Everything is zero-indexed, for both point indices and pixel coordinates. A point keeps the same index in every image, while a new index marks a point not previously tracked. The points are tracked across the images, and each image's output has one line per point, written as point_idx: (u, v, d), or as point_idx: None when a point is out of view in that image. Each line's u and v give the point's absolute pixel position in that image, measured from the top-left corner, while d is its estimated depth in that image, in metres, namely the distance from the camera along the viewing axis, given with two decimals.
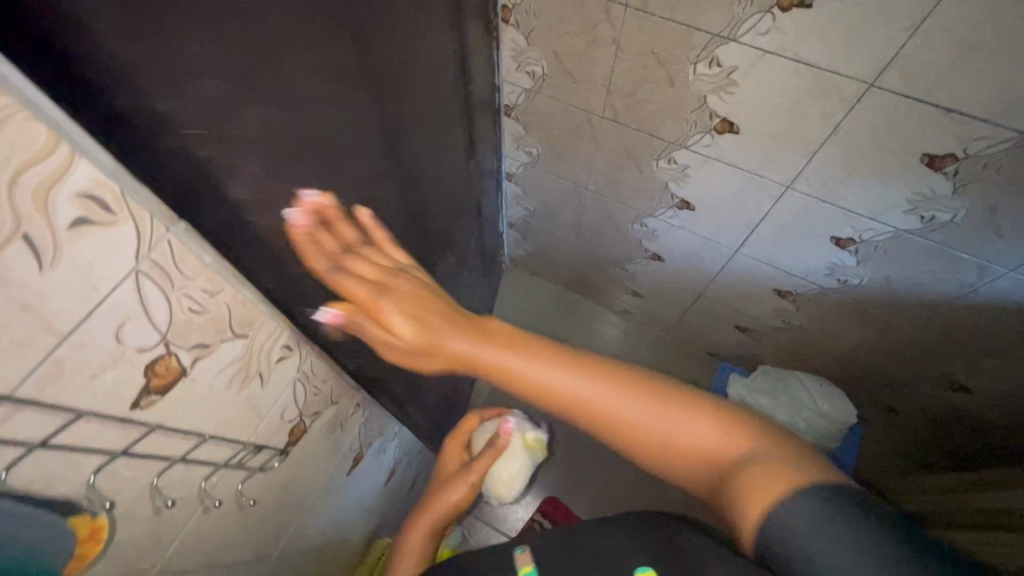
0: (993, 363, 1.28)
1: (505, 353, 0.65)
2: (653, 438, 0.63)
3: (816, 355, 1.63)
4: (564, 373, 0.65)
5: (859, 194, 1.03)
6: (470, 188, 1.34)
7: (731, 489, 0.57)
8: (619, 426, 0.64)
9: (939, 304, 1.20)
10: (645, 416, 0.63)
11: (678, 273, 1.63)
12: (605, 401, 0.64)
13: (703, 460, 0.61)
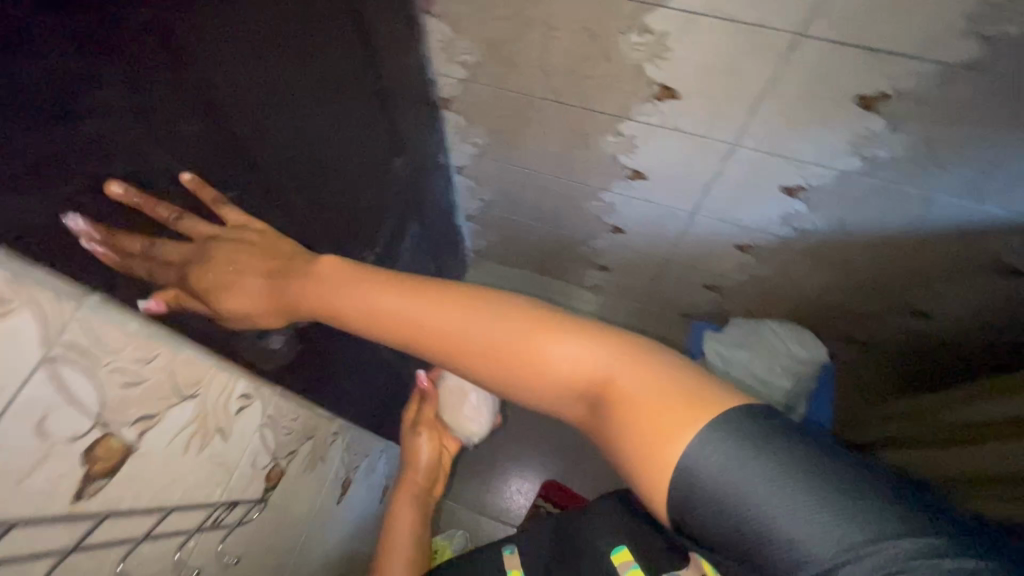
0: (948, 287, 1.34)
1: (389, 305, 0.62)
2: (581, 384, 0.56)
3: (784, 303, 1.68)
4: (495, 326, 0.58)
5: (803, 143, 1.05)
6: (408, 188, 1.33)
7: (607, 414, 0.55)
8: (480, 357, 0.59)
9: (890, 238, 1.25)
10: (526, 342, 0.57)
11: (642, 242, 1.65)
12: (521, 343, 0.57)
13: (576, 384, 0.57)
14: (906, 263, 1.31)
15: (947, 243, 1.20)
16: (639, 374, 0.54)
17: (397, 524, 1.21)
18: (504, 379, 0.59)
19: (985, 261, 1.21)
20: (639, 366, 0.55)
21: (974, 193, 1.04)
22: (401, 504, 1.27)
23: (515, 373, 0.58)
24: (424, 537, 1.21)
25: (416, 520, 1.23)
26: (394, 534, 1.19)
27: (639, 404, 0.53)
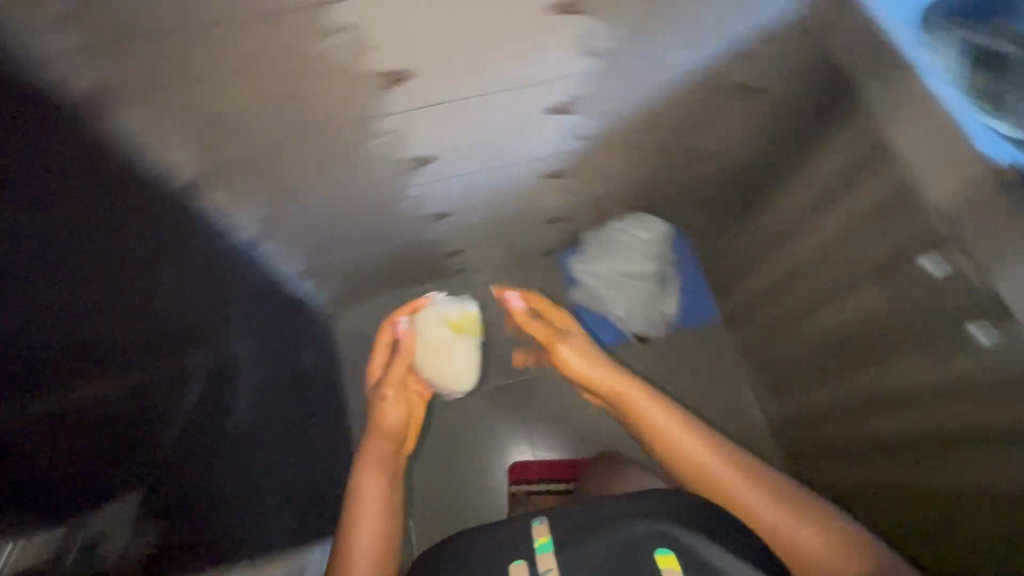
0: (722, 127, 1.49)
1: (694, 446, 1.01)
2: (706, 472, 0.98)
3: (616, 202, 1.78)
4: (694, 442, 1.01)
5: (541, 65, 1.09)
6: (213, 289, 1.17)
7: (766, 528, 0.91)
8: (704, 478, 0.98)
9: (656, 109, 1.35)
10: (728, 472, 0.97)
11: (469, 214, 1.63)
12: (724, 472, 0.97)
13: (796, 522, 0.92)
14: (685, 120, 1.42)
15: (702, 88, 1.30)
16: (713, 449, 1.00)
17: (372, 490, 1.03)
18: (722, 497, 0.95)
19: (740, 92, 1.32)
20: (741, 477, 0.96)
21: (694, 40, 1.14)
22: (373, 473, 1.06)
23: (721, 493, 0.95)
24: (394, 498, 1.04)
25: (381, 496, 1.03)
26: (361, 514, 0.99)
27: (795, 523, 0.91)
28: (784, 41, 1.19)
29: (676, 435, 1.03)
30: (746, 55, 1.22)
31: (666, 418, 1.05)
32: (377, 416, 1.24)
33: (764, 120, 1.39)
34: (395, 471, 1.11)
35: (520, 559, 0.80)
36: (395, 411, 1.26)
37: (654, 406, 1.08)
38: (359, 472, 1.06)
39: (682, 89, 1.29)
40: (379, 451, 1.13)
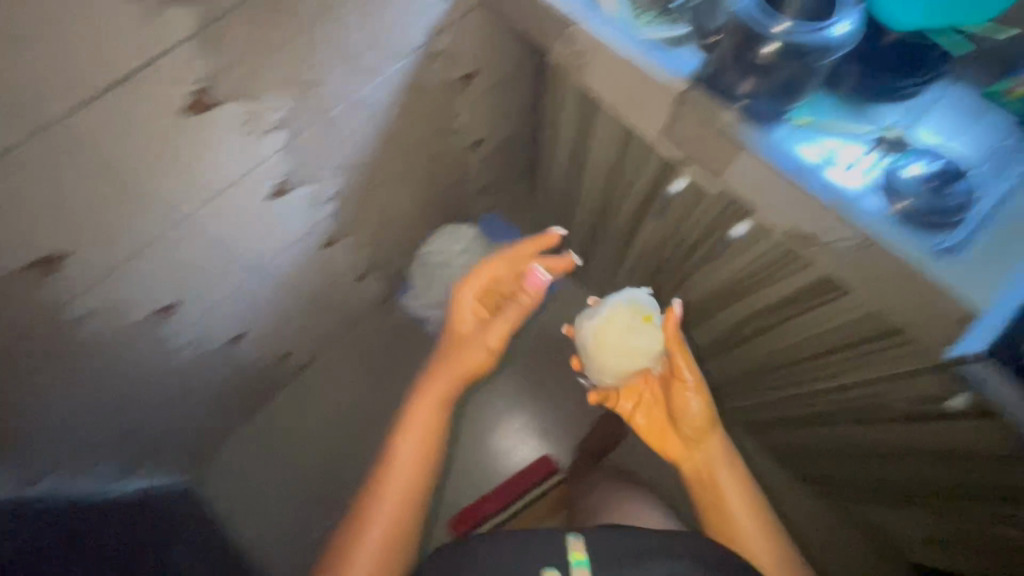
0: (469, 120, 1.43)
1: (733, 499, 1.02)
2: (718, 498, 1.02)
3: (417, 228, 1.68)
4: (725, 468, 1.05)
5: (216, 166, 0.94)
6: None
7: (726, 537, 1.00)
8: (713, 503, 1.03)
9: (390, 139, 1.25)
10: (740, 506, 1.01)
11: (269, 319, 1.45)
12: (731, 484, 1.03)
13: (739, 532, 1.00)
14: (427, 132, 1.34)
15: (419, 99, 1.22)
16: (737, 485, 1.03)
17: (424, 398, 1.07)
18: (711, 500, 1.03)
19: (459, 84, 1.28)
20: (746, 512, 1.01)
21: (375, 67, 1.04)
22: (455, 367, 1.12)
23: (714, 500, 1.03)
24: (445, 415, 1.07)
25: (447, 389, 1.09)
26: (407, 440, 1.02)
27: (755, 517, 1.00)
28: (463, 25, 1.13)
29: (701, 413, 1.07)
30: (441, 54, 1.15)
31: (706, 416, 1.07)
32: (488, 330, 1.17)
33: (500, 92, 1.41)
34: (467, 382, 1.13)
35: (553, 566, 0.89)
36: (502, 326, 1.17)
37: (704, 414, 1.07)
38: (416, 401, 1.07)
39: (402, 110, 1.20)
40: (495, 334, 1.17)
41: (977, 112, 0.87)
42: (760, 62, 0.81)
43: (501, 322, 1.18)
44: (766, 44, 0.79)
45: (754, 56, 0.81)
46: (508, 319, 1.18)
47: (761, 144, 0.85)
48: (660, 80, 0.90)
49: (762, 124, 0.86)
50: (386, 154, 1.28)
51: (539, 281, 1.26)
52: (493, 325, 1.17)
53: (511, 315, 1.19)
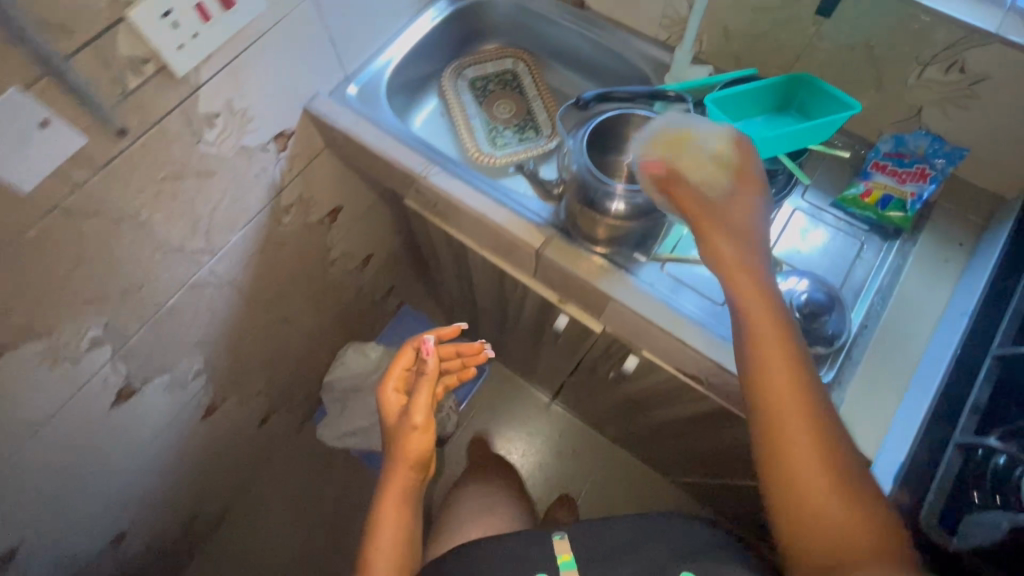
0: (347, 244, 1.32)
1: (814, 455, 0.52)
2: (778, 387, 0.54)
3: (319, 353, 1.54)
4: (793, 409, 0.54)
5: (19, 409, 0.79)
6: None
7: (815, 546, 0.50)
8: (787, 477, 0.52)
9: (253, 295, 1.12)
10: (816, 485, 0.51)
11: (158, 503, 1.28)
12: (815, 464, 0.52)
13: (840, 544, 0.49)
14: (299, 270, 1.22)
15: (280, 250, 1.11)
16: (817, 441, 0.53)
17: (388, 490, 0.80)
18: (776, 469, 0.53)
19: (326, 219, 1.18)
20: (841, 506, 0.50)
21: (211, 244, 0.92)
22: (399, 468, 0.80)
23: (789, 463, 0.52)
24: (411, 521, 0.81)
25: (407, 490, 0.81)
26: (382, 538, 0.78)
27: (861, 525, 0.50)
28: (307, 171, 1.03)
29: (768, 312, 0.57)
30: (292, 204, 1.05)
31: (763, 287, 0.58)
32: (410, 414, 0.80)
33: (376, 211, 1.32)
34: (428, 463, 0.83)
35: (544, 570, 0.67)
36: (427, 396, 0.80)
37: (754, 296, 0.57)
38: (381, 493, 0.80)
39: (261, 265, 1.08)
40: (417, 422, 0.80)
41: (835, 221, 0.86)
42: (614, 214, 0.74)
43: (421, 402, 0.80)
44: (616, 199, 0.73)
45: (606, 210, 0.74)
46: (426, 394, 0.81)
47: (633, 290, 0.79)
48: (516, 234, 0.83)
49: (630, 267, 0.81)
50: (260, 306, 1.16)
51: (423, 349, 0.84)
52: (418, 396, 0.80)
53: (422, 399, 0.80)
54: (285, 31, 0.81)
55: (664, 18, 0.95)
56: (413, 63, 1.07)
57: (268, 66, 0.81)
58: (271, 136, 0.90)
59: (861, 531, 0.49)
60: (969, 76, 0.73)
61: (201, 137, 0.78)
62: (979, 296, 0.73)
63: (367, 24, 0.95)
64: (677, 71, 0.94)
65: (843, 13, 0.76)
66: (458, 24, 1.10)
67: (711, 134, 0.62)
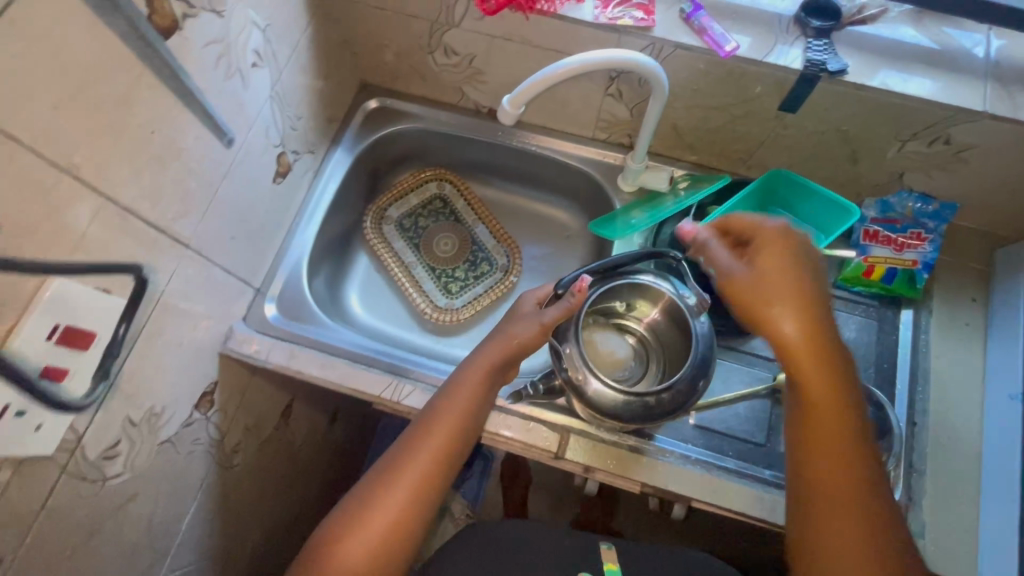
0: (323, 435, 1.12)
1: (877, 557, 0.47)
2: (830, 482, 0.49)
3: None
4: (838, 467, 0.49)
5: None
6: None
7: None
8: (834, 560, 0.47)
9: (233, 560, 0.90)
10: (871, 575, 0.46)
11: None
12: (856, 542, 0.47)
13: None
14: (277, 497, 1.01)
15: (244, 489, 0.91)
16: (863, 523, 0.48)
17: (419, 448, 0.59)
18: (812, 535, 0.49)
19: (283, 422, 0.97)
20: None
21: (160, 554, 0.72)
22: (427, 442, 0.59)
23: (819, 540, 0.48)
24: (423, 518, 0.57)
25: (423, 489, 0.57)
26: (380, 508, 0.55)
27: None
28: (243, 404, 0.84)
29: (856, 488, 0.48)
30: (240, 442, 0.86)
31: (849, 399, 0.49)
32: (444, 396, 0.62)
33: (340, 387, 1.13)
34: (465, 447, 0.61)
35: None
36: (468, 401, 0.61)
37: (839, 462, 0.49)
38: (405, 438, 0.60)
39: (228, 525, 0.88)
40: (447, 428, 0.60)
41: (842, 302, 0.79)
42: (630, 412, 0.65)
43: (463, 386, 0.62)
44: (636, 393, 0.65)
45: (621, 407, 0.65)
46: (465, 398, 0.61)
47: (672, 471, 0.71)
48: (526, 444, 0.72)
49: (658, 441, 0.73)
50: (246, 559, 0.95)
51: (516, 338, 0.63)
52: (445, 398, 0.61)
53: (457, 400, 0.61)
54: (171, 303, 0.63)
55: (600, 121, 0.83)
56: (327, 232, 0.89)
57: (162, 351, 0.63)
58: (192, 406, 0.72)
59: None
60: (955, 146, 0.67)
61: (106, 476, 0.59)
62: (1015, 372, 0.68)
63: (262, 227, 0.78)
64: (632, 178, 0.82)
65: (810, 105, 0.68)
66: (362, 169, 0.93)
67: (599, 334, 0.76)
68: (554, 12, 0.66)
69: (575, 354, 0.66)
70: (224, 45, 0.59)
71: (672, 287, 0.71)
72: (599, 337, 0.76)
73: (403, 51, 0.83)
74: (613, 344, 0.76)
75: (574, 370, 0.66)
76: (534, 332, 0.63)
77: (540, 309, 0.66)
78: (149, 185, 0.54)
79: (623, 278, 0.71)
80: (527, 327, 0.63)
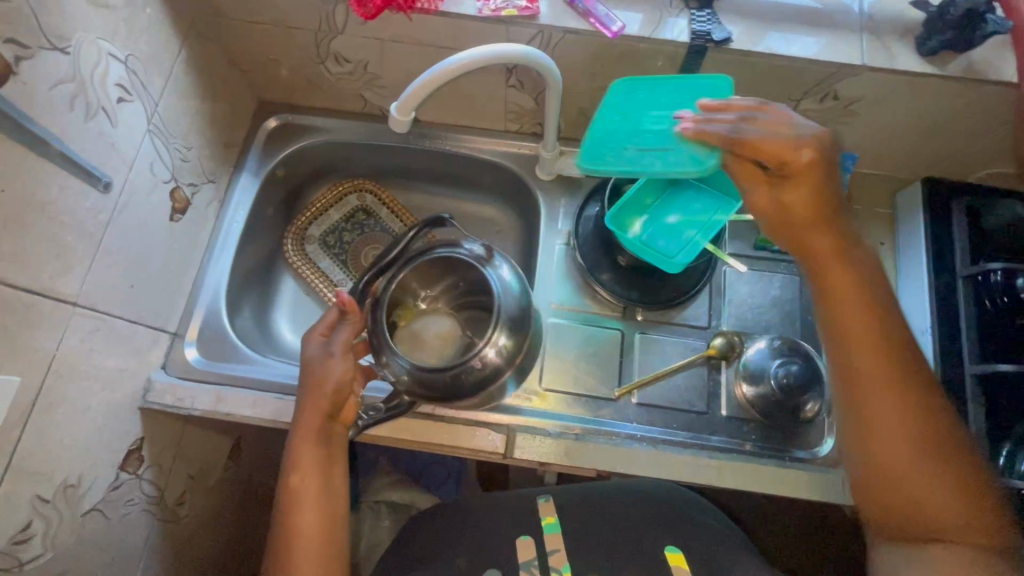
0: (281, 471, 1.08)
1: (911, 422, 0.52)
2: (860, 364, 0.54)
3: None
4: (875, 370, 0.54)
5: None
6: None
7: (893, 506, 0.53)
8: (889, 446, 0.53)
9: None
10: (910, 444, 0.52)
11: None
12: (899, 435, 0.53)
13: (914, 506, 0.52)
14: (237, 543, 0.97)
15: (195, 541, 0.86)
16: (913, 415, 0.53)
17: (298, 530, 0.61)
18: (861, 421, 0.54)
19: (231, 462, 0.92)
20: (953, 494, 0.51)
21: None
22: (301, 518, 0.62)
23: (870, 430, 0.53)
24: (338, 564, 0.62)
25: (323, 544, 0.61)
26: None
27: (956, 509, 0.51)
28: (181, 456, 0.79)
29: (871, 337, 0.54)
30: (184, 493, 0.81)
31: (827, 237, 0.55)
32: (294, 461, 0.63)
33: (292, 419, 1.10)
34: (342, 495, 0.65)
35: (525, 533, 0.63)
36: (319, 452, 0.64)
37: (849, 304, 0.55)
38: (281, 529, 0.62)
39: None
40: (313, 488, 0.63)
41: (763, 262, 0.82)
42: (489, 362, 0.67)
43: (307, 447, 0.63)
44: (482, 349, 0.66)
45: (477, 367, 0.66)
46: (311, 456, 0.63)
47: (621, 454, 0.71)
48: (475, 449, 0.72)
49: (603, 426, 0.74)
50: None
51: (329, 381, 0.65)
52: (297, 462, 0.63)
53: (305, 464, 0.63)
54: (68, 368, 0.58)
55: (508, 112, 0.82)
56: (244, 262, 0.85)
57: (67, 417, 0.59)
58: (117, 468, 0.67)
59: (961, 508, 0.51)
60: (844, 100, 0.69)
61: (21, 562, 0.55)
62: (926, 310, 0.72)
63: (166, 270, 0.73)
64: (548, 166, 0.82)
65: (705, 76, 0.68)
66: (273, 191, 0.89)
67: (421, 319, 0.75)
68: (436, 10, 0.64)
69: (399, 364, 0.66)
70: (76, 84, 0.54)
71: (457, 250, 0.72)
72: (419, 325, 0.74)
73: (293, 64, 0.79)
74: (435, 323, 0.75)
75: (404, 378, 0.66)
76: (344, 367, 0.66)
77: (325, 347, 0.67)
78: (10, 249, 0.50)
79: (424, 258, 0.73)
80: (332, 367, 0.65)
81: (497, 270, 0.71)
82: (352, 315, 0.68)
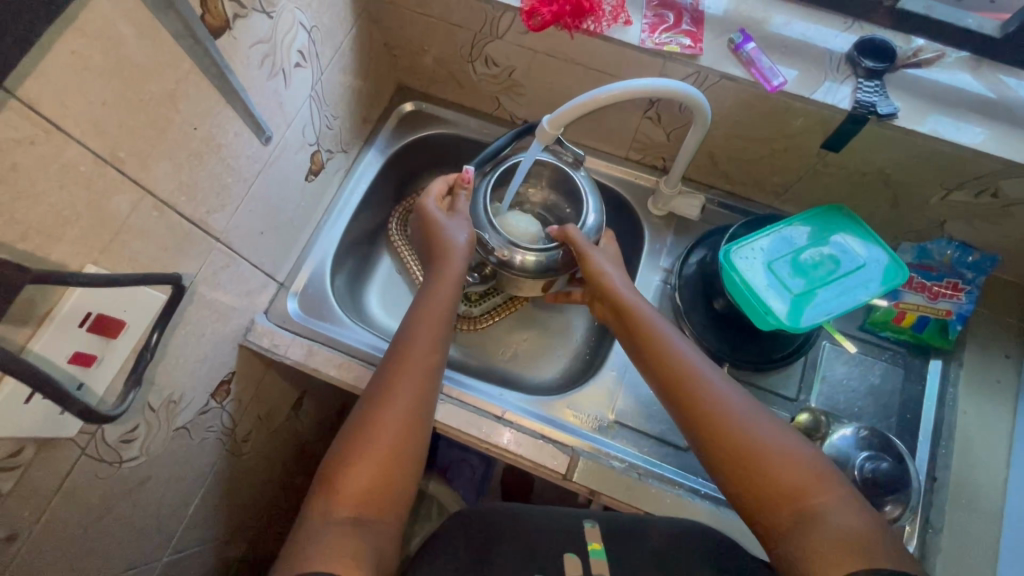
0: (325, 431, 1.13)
1: (724, 402, 0.56)
2: (684, 374, 0.59)
3: None
4: (715, 391, 0.57)
5: None
6: None
7: (749, 489, 0.52)
8: (718, 424, 0.55)
9: (226, 548, 0.91)
10: (734, 419, 0.55)
11: None
12: (771, 449, 0.52)
13: (761, 475, 0.51)
14: (277, 490, 1.02)
15: (249, 478, 0.91)
16: (754, 412, 0.55)
17: (410, 356, 0.62)
18: (735, 469, 0.53)
19: (293, 412, 0.98)
20: (772, 439, 0.53)
21: (166, 537, 0.74)
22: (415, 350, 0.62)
23: (704, 419, 0.55)
24: (425, 425, 0.60)
25: (423, 390, 0.60)
26: (381, 416, 0.57)
27: (803, 472, 0.51)
28: (256, 396, 0.84)
29: (688, 355, 0.60)
30: (251, 431, 0.87)
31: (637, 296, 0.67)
32: (421, 307, 0.66)
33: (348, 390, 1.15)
34: (445, 355, 0.65)
35: (572, 550, 0.55)
36: (442, 316, 0.66)
37: (667, 352, 0.61)
38: (389, 353, 0.63)
39: (228, 512, 0.88)
40: (432, 331, 0.64)
41: (868, 346, 0.78)
42: (519, 268, 0.76)
43: (437, 296, 0.67)
44: (518, 255, 0.75)
45: (516, 266, 0.75)
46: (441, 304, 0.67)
47: (680, 504, 0.68)
48: (538, 464, 0.71)
49: (668, 472, 0.72)
50: (243, 545, 0.95)
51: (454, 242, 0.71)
52: (425, 305, 0.66)
53: (433, 309, 0.66)
54: (198, 293, 0.63)
55: (635, 141, 0.82)
56: (354, 231, 0.89)
57: (188, 340, 0.64)
58: (208, 395, 0.72)
59: (801, 469, 0.51)
60: (1003, 200, 0.65)
61: (122, 459, 0.60)
62: None
63: (291, 224, 0.78)
64: (663, 202, 0.82)
65: (856, 146, 0.66)
66: (392, 171, 0.93)
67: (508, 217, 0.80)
68: (600, 33, 0.65)
69: (499, 241, 0.75)
70: (270, 45, 0.59)
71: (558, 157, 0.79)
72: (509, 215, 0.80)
73: (444, 60, 0.83)
74: (524, 222, 0.80)
75: (501, 255, 0.75)
76: (466, 239, 0.72)
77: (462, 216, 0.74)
78: (186, 180, 0.54)
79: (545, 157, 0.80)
80: (456, 228, 0.72)
81: (585, 202, 0.76)
82: (465, 189, 0.76)
